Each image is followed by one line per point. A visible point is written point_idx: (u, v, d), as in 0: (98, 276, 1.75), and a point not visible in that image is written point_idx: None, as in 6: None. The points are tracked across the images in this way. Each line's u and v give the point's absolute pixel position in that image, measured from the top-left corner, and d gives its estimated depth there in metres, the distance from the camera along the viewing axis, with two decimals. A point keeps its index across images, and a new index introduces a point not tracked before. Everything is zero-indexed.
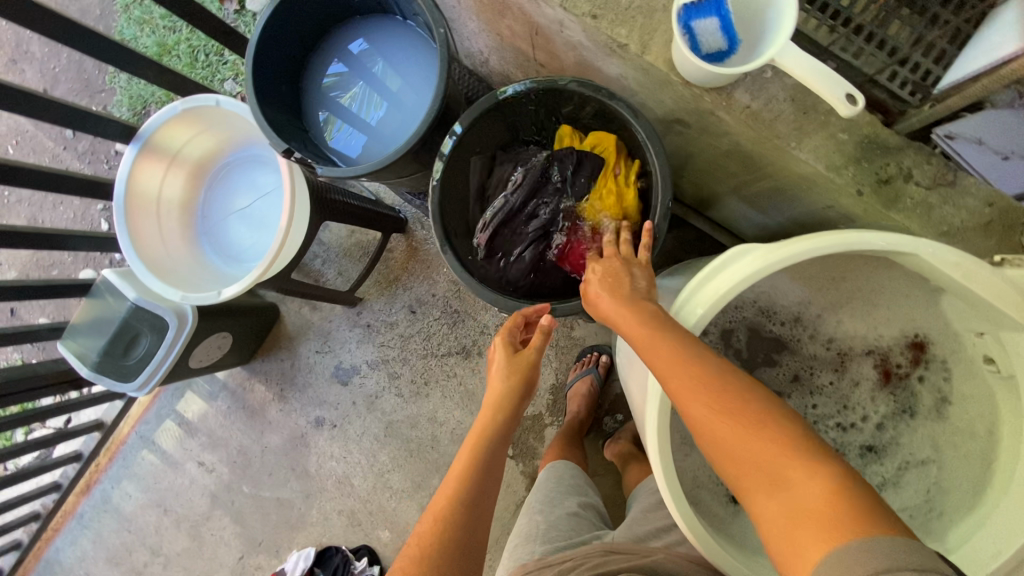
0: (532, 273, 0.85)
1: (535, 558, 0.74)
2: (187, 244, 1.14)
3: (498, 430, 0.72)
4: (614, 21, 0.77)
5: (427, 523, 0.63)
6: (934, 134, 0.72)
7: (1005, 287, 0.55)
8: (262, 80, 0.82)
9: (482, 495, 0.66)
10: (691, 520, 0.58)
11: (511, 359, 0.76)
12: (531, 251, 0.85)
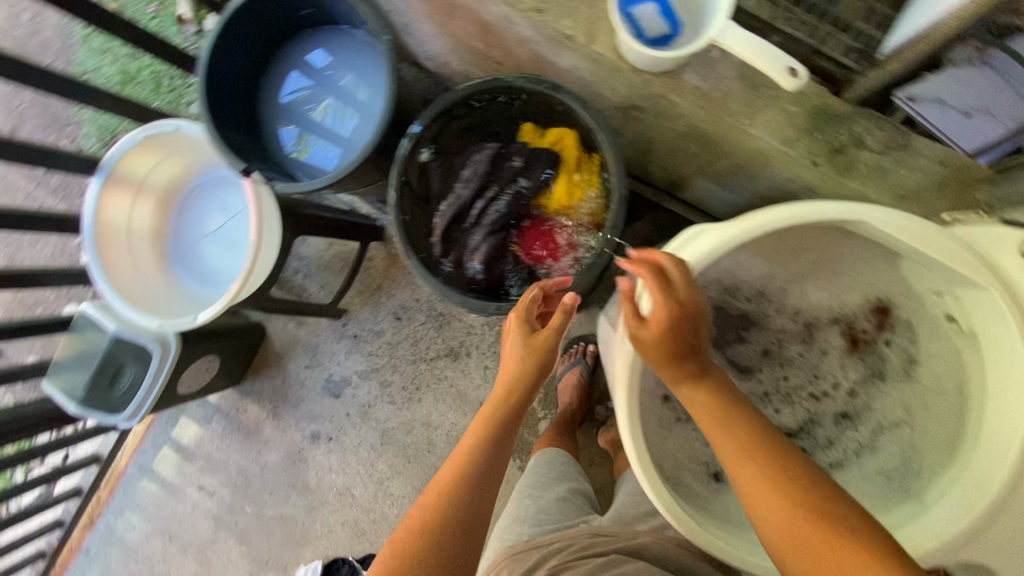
0: (488, 268, 0.86)
1: (523, 540, 0.76)
2: (161, 271, 1.14)
3: (512, 406, 0.68)
4: (558, 14, 0.77)
5: (429, 500, 0.61)
6: (896, 97, 0.72)
7: (952, 246, 0.56)
8: (215, 100, 0.81)
9: (490, 475, 0.63)
10: (668, 502, 0.61)
11: (528, 338, 0.72)
12: (486, 246, 0.86)
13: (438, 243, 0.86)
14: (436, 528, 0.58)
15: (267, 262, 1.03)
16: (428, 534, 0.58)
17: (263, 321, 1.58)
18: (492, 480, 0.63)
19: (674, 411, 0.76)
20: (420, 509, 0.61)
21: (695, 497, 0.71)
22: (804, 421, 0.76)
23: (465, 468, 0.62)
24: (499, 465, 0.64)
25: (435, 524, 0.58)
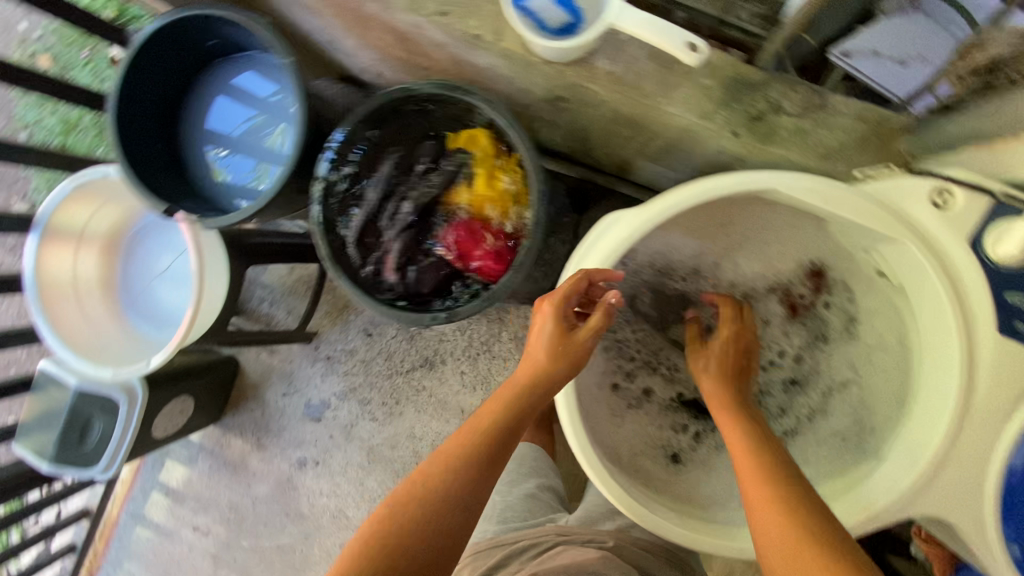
0: (406, 270, 0.79)
1: (487, 538, 0.76)
2: (115, 320, 1.12)
3: (527, 399, 0.63)
4: (464, 14, 0.77)
5: (426, 481, 0.58)
6: (832, 54, 0.76)
7: (863, 203, 0.56)
8: (128, 145, 0.79)
9: (492, 464, 0.60)
10: (623, 497, 0.63)
11: (563, 335, 0.66)
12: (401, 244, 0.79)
13: (354, 250, 0.77)
14: (425, 511, 0.56)
15: (216, 297, 1.03)
16: (417, 517, 0.55)
17: (235, 353, 1.56)
18: (493, 470, 0.60)
19: (625, 398, 0.76)
20: (413, 486, 0.58)
21: (655, 481, 0.71)
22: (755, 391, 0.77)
23: (467, 455, 0.60)
24: (502, 455, 0.61)
25: (426, 507, 0.56)
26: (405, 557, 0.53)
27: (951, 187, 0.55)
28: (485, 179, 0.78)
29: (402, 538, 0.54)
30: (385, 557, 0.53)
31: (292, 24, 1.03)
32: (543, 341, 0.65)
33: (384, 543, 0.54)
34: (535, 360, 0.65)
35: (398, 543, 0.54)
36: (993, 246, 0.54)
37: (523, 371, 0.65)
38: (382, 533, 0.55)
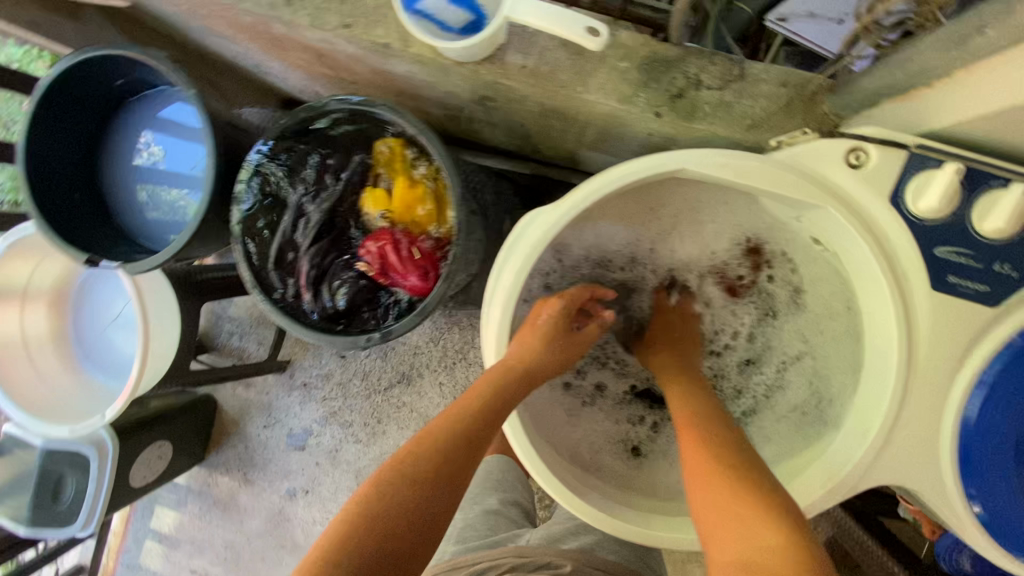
0: (318, 285, 0.75)
1: (446, 558, 0.73)
2: (70, 373, 1.09)
3: (519, 380, 0.61)
4: (368, 25, 0.73)
5: (414, 459, 0.53)
6: (769, 20, 0.82)
7: (778, 170, 0.54)
8: (44, 197, 0.77)
9: (479, 444, 0.56)
10: (569, 495, 0.61)
11: (567, 332, 0.67)
12: (313, 261, 0.75)
13: (270, 270, 0.73)
14: (414, 490, 0.51)
15: (168, 340, 1.02)
16: (405, 497, 0.50)
17: (211, 392, 1.50)
18: (481, 449, 0.56)
19: (577, 396, 0.75)
20: (400, 465, 0.52)
21: (616, 478, 0.69)
22: (710, 377, 0.75)
23: (455, 433, 0.55)
24: (490, 435, 0.57)
25: (416, 487, 0.51)
26: (392, 542, 0.48)
27: (865, 146, 0.53)
28: (406, 188, 0.74)
29: (390, 520, 0.48)
30: (371, 541, 0.47)
31: (214, 55, 0.97)
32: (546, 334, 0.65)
33: (370, 526, 0.48)
34: (532, 345, 0.64)
35: (385, 524, 0.48)
36: (913, 200, 0.52)
37: (517, 354, 0.62)
38: (366, 514, 0.48)
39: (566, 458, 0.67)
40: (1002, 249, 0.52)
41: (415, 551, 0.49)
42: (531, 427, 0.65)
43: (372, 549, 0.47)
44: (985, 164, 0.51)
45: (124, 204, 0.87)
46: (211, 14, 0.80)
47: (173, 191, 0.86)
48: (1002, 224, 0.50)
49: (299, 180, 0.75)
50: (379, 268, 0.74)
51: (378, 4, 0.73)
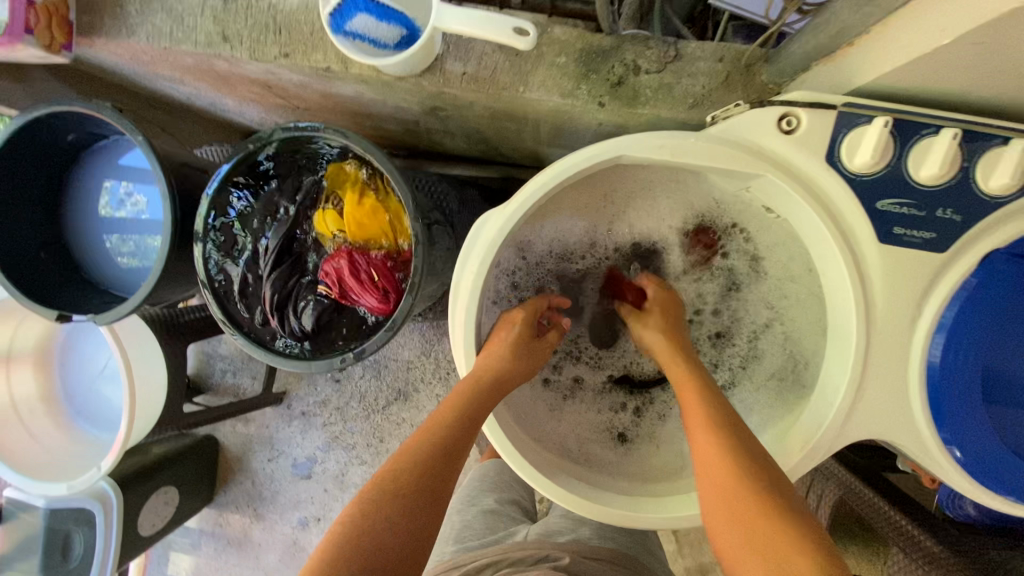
0: (280, 310, 0.75)
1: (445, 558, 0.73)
2: (63, 430, 1.09)
3: (493, 389, 0.60)
4: (306, 51, 0.73)
5: (392, 475, 0.52)
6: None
7: (714, 146, 0.55)
8: (12, 261, 0.78)
9: (458, 454, 0.56)
10: (554, 487, 0.61)
11: (528, 340, 0.66)
12: (274, 286, 0.74)
13: (238, 302, 0.75)
14: (395, 505, 0.50)
15: (155, 384, 1.04)
16: (388, 512, 0.49)
17: (212, 431, 1.48)
18: (459, 459, 0.56)
19: (558, 391, 0.74)
20: (379, 482, 0.52)
21: (604, 467, 0.69)
22: None
23: (432, 445, 0.55)
24: (468, 444, 0.57)
25: (396, 501, 0.50)
26: (378, 560, 0.47)
27: (794, 111, 0.53)
28: (355, 209, 0.74)
29: (373, 539, 0.48)
30: (357, 561, 0.46)
31: (166, 97, 0.97)
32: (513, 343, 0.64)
33: (353, 548, 0.47)
34: (500, 356, 0.63)
35: (369, 544, 0.47)
36: (849, 158, 0.53)
37: (485, 365, 0.62)
38: (350, 536, 0.48)
39: (552, 452, 0.67)
40: (941, 194, 0.52)
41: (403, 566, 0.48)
42: (513, 425, 0.65)
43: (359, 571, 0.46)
44: (914, 114, 0.52)
45: (91, 258, 0.87)
46: (153, 58, 0.80)
47: (138, 238, 0.86)
48: (936, 170, 0.51)
49: (252, 209, 0.75)
50: (339, 289, 0.75)
51: (313, 27, 0.73)
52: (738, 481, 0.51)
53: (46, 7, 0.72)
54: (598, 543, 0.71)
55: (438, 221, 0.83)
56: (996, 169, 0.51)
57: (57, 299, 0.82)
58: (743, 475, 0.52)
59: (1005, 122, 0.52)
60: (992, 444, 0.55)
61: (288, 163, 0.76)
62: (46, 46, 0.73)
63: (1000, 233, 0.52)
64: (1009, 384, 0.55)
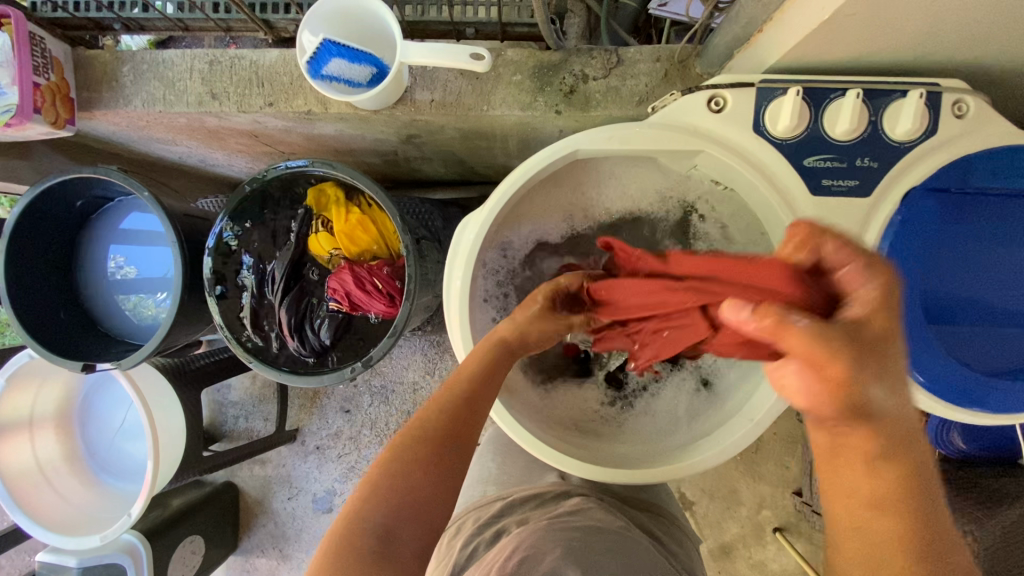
0: (296, 333, 0.81)
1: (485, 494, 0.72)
2: (90, 488, 1.13)
3: (507, 341, 0.62)
4: (288, 98, 0.81)
5: (418, 425, 0.54)
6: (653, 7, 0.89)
7: (656, 131, 0.62)
8: (33, 320, 0.84)
9: (480, 404, 0.57)
10: (559, 458, 0.66)
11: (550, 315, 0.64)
12: (289, 312, 0.81)
13: (253, 333, 0.81)
14: (421, 455, 0.52)
15: (175, 431, 1.08)
16: (415, 458, 0.52)
17: (230, 477, 1.48)
18: (481, 412, 0.57)
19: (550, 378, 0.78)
20: (406, 430, 0.54)
21: (603, 439, 0.73)
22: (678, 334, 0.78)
23: (455, 395, 0.57)
24: (489, 397, 0.59)
25: (426, 446, 0.53)
26: (409, 504, 0.50)
27: (720, 92, 0.61)
28: (343, 225, 0.80)
29: (403, 487, 0.50)
30: (388, 505, 0.49)
31: (159, 158, 1.04)
32: (535, 316, 0.64)
33: (383, 495, 0.50)
34: (517, 319, 0.63)
35: (398, 489, 0.50)
36: (773, 125, 0.61)
37: (505, 326, 0.63)
38: (380, 481, 0.51)
39: (553, 430, 0.71)
40: (858, 146, 0.60)
41: (433, 509, 0.51)
42: (516, 407, 0.69)
43: (390, 513, 0.49)
44: (822, 83, 0.60)
45: (108, 313, 0.93)
46: (148, 122, 0.87)
47: (145, 286, 0.93)
48: (849, 125, 0.58)
49: (252, 242, 0.82)
50: (348, 302, 0.82)
51: (292, 77, 0.81)
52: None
53: (50, 87, 0.79)
54: (634, 493, 0.72)
55: (426, 236, 0.91)
56: (899, 118, 0.59)
57: (81, 352, 0.88)
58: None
59: (900, 80, 0.60)
60: (944, 364, 0.60)
61: (278, 197, 0.82)
62: (52, 122, 0.80)
63: (913, 173, 0.60)
64: (949, 307, 0.61)
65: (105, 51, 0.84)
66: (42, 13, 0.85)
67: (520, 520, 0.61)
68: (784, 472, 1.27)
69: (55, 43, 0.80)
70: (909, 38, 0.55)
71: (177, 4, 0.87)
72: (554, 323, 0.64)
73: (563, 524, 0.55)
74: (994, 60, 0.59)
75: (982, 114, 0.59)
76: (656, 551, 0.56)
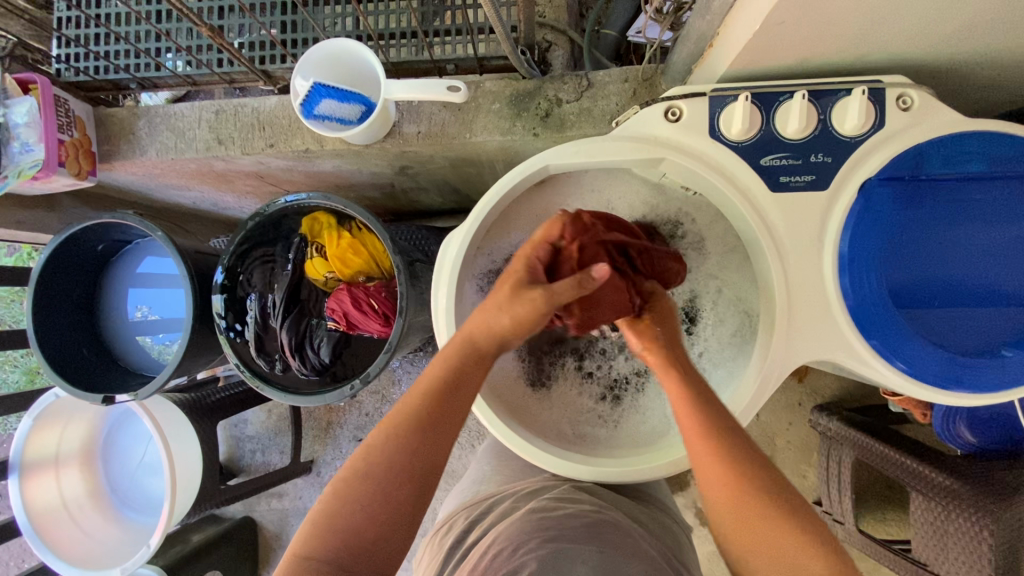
0: (300, 356, 0.86)
1: (481, 492, 0.74)
2: (114, 523, 1.15)
3: (465, 349, 0.61)
4: (287, 139, 0.88)
5: (364, 457, 0.55)
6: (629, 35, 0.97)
7: (618, 143, 0.67)
8: (57, 357, 0.89)
9: (434, 426, 0.57)
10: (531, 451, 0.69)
11: (517, 292, 0.60)
12: (291, 336, 0.86)
13: (260, 357, 0.86)
14: (368, 490, 0.53)
15: (193, 462, 1.12)
16: (359, 494, 0.53)
17: (249, 512, 1.47)
18: (434, 435, 0.56)
19: (543, 383, 0.78)
20: (354, 464, 0.55)
21: (599, 443, 0.74)
22: None
23: (403, 420, 0.56)
24: (447, 417, 0.57)
25: (373, 478, 0.54)
26: (358, 539, 0.52)
27: (675, 103, 0.66)
28: (336, 249, 0.85)
29: (350, 524, 0.52)
30: (335, 544, 0.51)
31: (175, 203, 1.12)
32: (506, 302, 0.60)
33: (331, 530, 0.52)
34: (488, 317, 0.60)
35: (344, 526, 0.52)
36: (728, 129, 0.65)
37: (469, 329, 0.62)
38: (328, 517, 0.52)
39: (549, 438, 0.73)
40: (811, 144, 0.64)
41: (384, 541, 0.52)
42: (512, 418, 0.72)
43: (339, 550, 0.51)
44: (770, 88, 0.65)
45: (128, 348, 1.00)
46: (162, 169, 0.94)
47: (165, 321, 1.00)
48: (798, 125, 0.63)
49: (254, 272, 0.88)
50: (346, 322, 0.86)
51: (290, 119, 0.88)
52: (740, 497, 0.55)
53: (73, 143, 0.87)
54: (630, 491, 0.73)
55: (420, 258, 0.95)
56: (846, 114, 0.63)
57: (103, 386, 0.94)
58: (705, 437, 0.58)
59: (843, 79, 0.64)
60: (917, 348, 0.62)
61: (276, 229, 0.88)
62: (75, 174, 0.87)
63: (868, 164, 0.63)
64: (918, 291, 0.63)
65: (122, 109, 0.92)
66: (66, 78, 0.94)
67: (506, 511, 0.64)
68: (804, 481, 1.23)
69: (78, 104, 0.88)
70: (843, 41, 0.60)
71: (186, 62, 0.95)
72: (527, 300, 0.59)
73: (545, 513, 0.57)
74: (932, 54, 0.63)
75: (925, 105, 0.62)
76: (641, 536, 0.58)
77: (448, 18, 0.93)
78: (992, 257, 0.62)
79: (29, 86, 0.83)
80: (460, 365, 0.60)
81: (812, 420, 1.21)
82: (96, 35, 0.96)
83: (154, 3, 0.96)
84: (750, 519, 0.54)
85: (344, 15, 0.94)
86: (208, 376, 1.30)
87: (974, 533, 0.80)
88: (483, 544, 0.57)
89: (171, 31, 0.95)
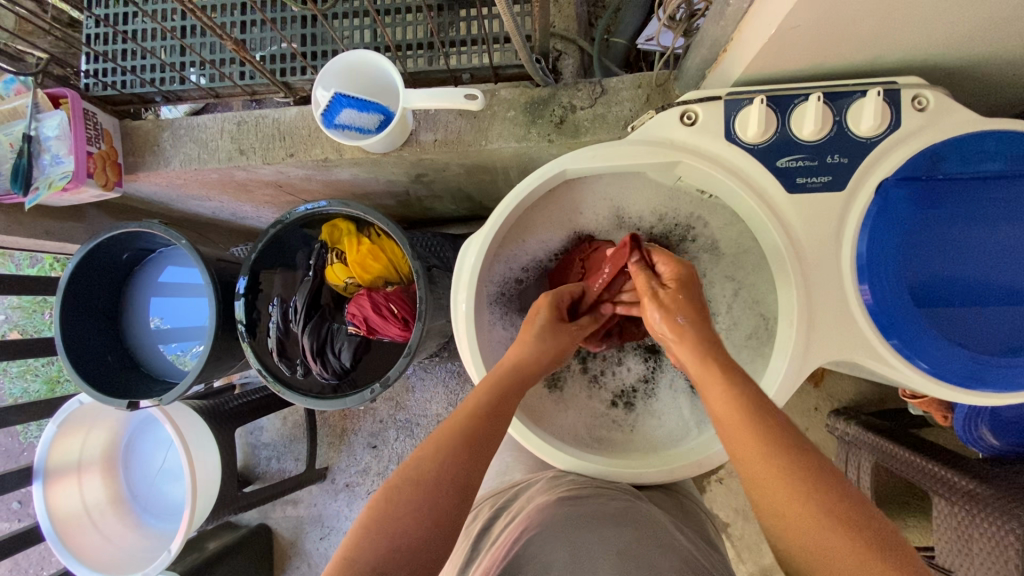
0: (321, 361, 0.87)
1: (503, 487, 0.75)
2: (133, 529, 1.15)
3: (512, 372, 0.65)
4: (307, 148, 0.90)
5: (416, 466, 0.55)
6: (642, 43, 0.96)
7: (634, 147, 0.68)
8: (82, 363, 0.91)
9: (486, 441, 0.58)
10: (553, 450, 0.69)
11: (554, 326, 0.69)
12: (312, 339, 0.87)
13: (281, 362, 0.88)
14: (417, 495, 0.53)
15: (212, 466, 1.13)
16: (410, 501, 0.53)
17: (264, 519, 1.46)
18: (487, 445, 0.58)
19: (562, 387, 0.79)
20: (405, 470, 0.55)
21: (618, 447, 0.75)
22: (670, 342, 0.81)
23: (456, 432, 0.58)
24: (494, 432, 0.60)
25: (426, 487, 0.54)
26: (406, 542, 0.51)
27: (691, 107, 0.67)
28: (356, 255, 0.87)
29: (401, 530, 0.51)
30: (382, 547, 0.50)
31: (193, 212, 1.14)
32: (546, 338, 0.68)
33: (378, 534, 0.51)
34: (532, 349, 0.66)
35: (393, 532, 0.51)
36: (745, 131, 0.66)
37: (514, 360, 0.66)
38: (377, 522, 0.51)
39: (570, 441, 0.73)
40: (827, 145, 0.65)
41: (426, 552, 0.51)
42: (533, 421, 0.72)
43: (383, 556, 0.50)
44: (786, 90, 0.66)
45: (151, 355, 1.02)
46: (184, 179, 0.97)
47: (187, 328, 1.02)
48: (814, 126, 0.64)
49: (275, 279, 0.90)
50: (366, 327, 0.87)
51: (310, 129, 0.90)
52: (796, 497, 0.49)
53: (101, 155, 0.89)
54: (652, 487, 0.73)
55: (436, 264, 0.96)
56: (862, 115, 0.64)
57: (128, 391, 0.95)
58: (759, 437, 0.52)
59: (857, 82, 0.66)
60: (938, 347, 0.62)
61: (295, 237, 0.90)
62: (103, 185, 0.90)
63: (883, 165, 0.64)
64: (938, 291, 0.63)
65: (147, 122, 0.95)
66: (94, 92, 0.97)
67: (530, 496, 0.66)
68: None
69: (105, 118, 0.91)
70: (854, 45, 0.61)
71: (209, 77, 0.98)
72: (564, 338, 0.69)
73: (574, 500, 0.59)
74: (946, 55, 0.64)
75: (942, 106, 0.63)
76: (666, 528, 0.58)
77: (462, 28, 0.95)
78: (1009, 256, 0.62)
79: (60, 101, 0.86)
80: (508, 390, 0.63)
81: (830, 425, 1.19)
82: (124, 51, 0.99)
83: (179, 19, 0.99)
84: (821, 527, 0.47)
85: (362, 27, 0.96)
86: (226, 384, 1.32)
87: (999, 538, 0.79)
88: (517, 528, 0.59)
89: (195, 45, 0.98)
